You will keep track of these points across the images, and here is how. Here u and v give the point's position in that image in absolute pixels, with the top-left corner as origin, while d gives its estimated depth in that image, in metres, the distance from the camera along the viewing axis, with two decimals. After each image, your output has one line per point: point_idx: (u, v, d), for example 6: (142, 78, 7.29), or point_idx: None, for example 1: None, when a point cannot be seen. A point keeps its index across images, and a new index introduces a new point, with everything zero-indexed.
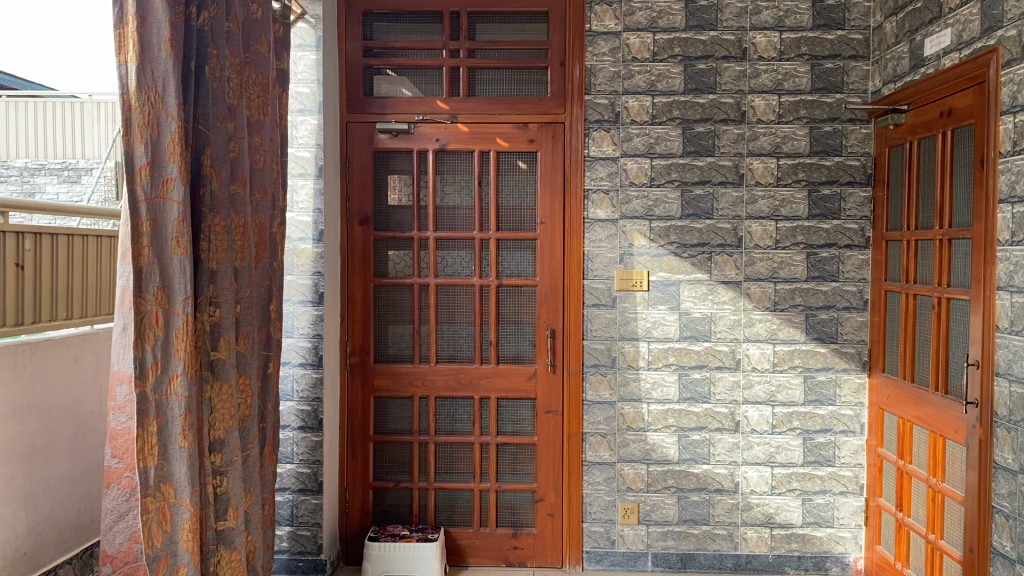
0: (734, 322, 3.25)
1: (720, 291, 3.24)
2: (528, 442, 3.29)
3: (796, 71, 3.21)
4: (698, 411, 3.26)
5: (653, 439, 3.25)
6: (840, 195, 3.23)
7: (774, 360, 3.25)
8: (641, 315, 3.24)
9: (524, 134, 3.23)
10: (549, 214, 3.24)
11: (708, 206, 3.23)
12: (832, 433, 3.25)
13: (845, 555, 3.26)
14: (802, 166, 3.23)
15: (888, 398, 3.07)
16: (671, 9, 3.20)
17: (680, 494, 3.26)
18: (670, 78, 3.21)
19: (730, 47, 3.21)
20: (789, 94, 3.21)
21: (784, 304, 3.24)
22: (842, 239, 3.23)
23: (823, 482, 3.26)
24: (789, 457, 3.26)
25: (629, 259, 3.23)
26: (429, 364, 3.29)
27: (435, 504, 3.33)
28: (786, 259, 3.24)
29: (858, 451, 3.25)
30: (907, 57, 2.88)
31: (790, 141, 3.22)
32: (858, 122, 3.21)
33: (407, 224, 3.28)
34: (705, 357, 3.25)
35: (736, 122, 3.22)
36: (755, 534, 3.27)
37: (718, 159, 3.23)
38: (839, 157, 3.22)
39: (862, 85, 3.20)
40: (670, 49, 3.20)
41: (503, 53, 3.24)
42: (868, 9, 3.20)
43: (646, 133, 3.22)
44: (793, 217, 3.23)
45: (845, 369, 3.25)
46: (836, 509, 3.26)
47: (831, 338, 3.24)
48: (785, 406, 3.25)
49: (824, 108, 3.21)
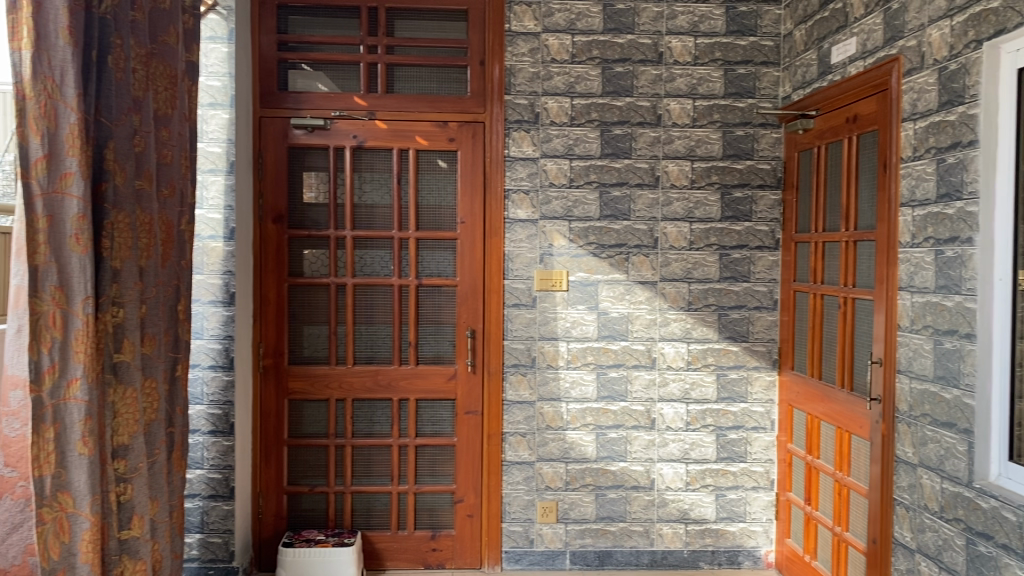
0: (651, 322, 3.30)
1: (637, 291, 3.29)
2: (447, 443, 3.26)
3: (709, 76, 3.28)
4: (615, 409, 3.29)
5: (571, 438, 3.27)
6: (751, 198, 3.31)
7: (689, 359, 3.32)
8: (560, 315, 3.26)
9: (444, 133, 3.21)
10: (469, 214, 3.22)
11: (626, 207, 3.27)
12: (744, 430, 3.34)
13: (756, 549, 3.35)
14: (715, 169, 3.30)
15: (797, 395, 3.16)
16: (589, 12, 3.22)
17: (598, 492, 3.29)
18: (589, 80, 3.24)
19: (646, 51, 3.25)
20: (703, 98, 3.28)
21: (698, 304, 3.31)
22: (753, 241, 3.32)
23: (736, 478, 3.34)
24: (702, 453, 3.32)
25: (549, 259, 3.24)
26: (345, 366, 3.23)
27: (352, 508, 3.27)
28: (700, 260, 3.30)
29: (769, 447, 3.34)
30: (815, 64, 2.98)
31: (703, 144, 3.29)
32: (769, 127, 3.30)
33: (323, 222, 3.22)
34: (622, 356, 3.29)
35: (652, 126, 3.27)
36: (671, 530, 3.32)
37: (635, 161, 3.27)
38: (750, 160, 3.31)
39: (772, 90, 3.30)
40: (588, 51, 3.23)
41: (422, 50, 3.21)
42: (779, 17, 3.29)
43: (565, 134, 3.23)
44: (706, 219, 3.30)
45: (756, 367, 3.34)
46: (747, 504, 3.34)
47: (742, 337, 3.33)
48: (698, 404, 3.32)
49: (736, 113, 3.29)
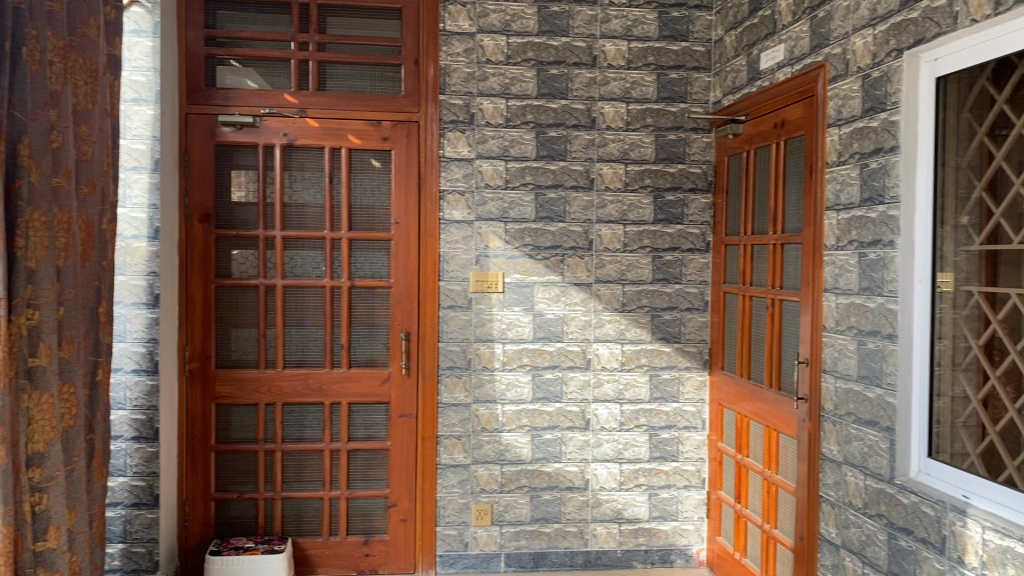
0: (585, 323, 3.31)
1: (572, 293, 3.30)
2: (381, 447, 3.22)
3: (642, 80, 3.32)
4: (550, 411, 3.30)
5: (507, 440, 3.26)
6: (683, 201, 3.36)
7: (623, 360, 3.34)
8: (495, 317, 3.25)
9: (377, 132, 3.17)
10: (403, 214, 3.19)
11: (561, 209, 3.28)
12: (676, 429, 3.38)
13: (688, 547, 3.39)
14: (648, 172, 3.34)
15: (727, 395, 3.22)
16: (523, 13, 3.23)
17: (532, 493, 3.29)
18: (524, 82, 3.24)
19: (580, 54, 3.27)
20: (636, 102, 3.31)
21: (632, 305, 3.34)
22: (685, 243, 3.36)
23: (668, 477, 3.38)
24: (636, 453, 3.35)
25: (484, 260, 3.23)
26: (275, 369, 3.16)
27: (283, 514, 3.20)
28: (634, 262, 3.33)
29: (700, 446, 3.39)
30: (744, 70, 3.03)
31: (637, 148, 3.32)
32: (700, 131, 3.36)
33: (252, 222, 3.15)
34: (557, 357, 3.30)
35: (587, 128, 3.29)
36: (604, 530, 3.34)
37: (570, 164, 3.28)
38: (682, 164, 3.36)
39: (704, 95, 3.36)
40: (523, 53, 3.23)
41: (355, 48, 3.17)
42: (710, 23, 3.35)
43: (500, 135, 3.23)
44: (639, 221, 3.34)
45: (688, 367, 3.38)
46: (679, 503, 3.39)
47: (674, 338, 3.37)
48: (632, 404, 3.35)
49: (668, 117, 3.34)
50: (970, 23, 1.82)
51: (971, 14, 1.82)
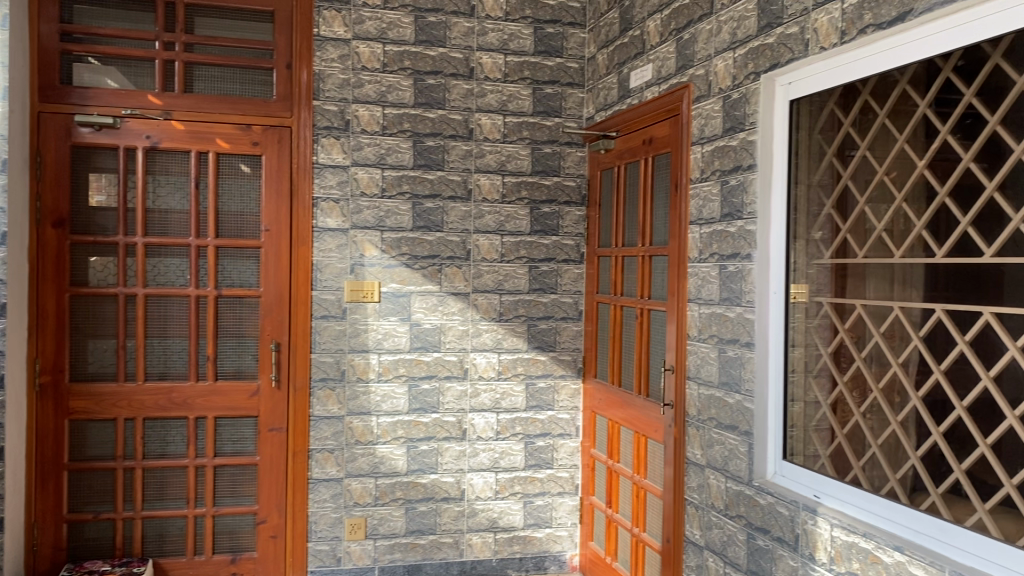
0: (463, 333, 3.32)
1: (449, 302, 3.30)
2: (249, 462, 3.11)
3: (518, 93, 3.36)
4: (426, 421, 3.28)
5: (382, 452, 3.22)
6: (558, 213, 3.43)
7: (499, 369, 3.37)
8: (371, 327, 3.21)
9: (247, 137, 3.07)
10: (274, 221, 3.11)
11: (438, 218, 3.27)
12: (551, 437, 3.43)
13: (562, 553, 3.45)
14: (524, 184, 3.38)
15: (599, 402, 3.29)
16: (400, 22, 3.21)
17: (407, 505, 3.26)
18: (400, 90, 3.22)
19: (457, 65, 3.28)
20: (512, 115, 3.36)
21: (508, 315, 3.37)
22: (560, 254, 3.43)
23: (543, 484, 3.43)
24: (511, 462, 3.38)
25: (359, 270, 3.19)
26: (136, 383, 3.01)
27: (143, 535, 3.05)
28: (510, 272, 3.37)
29: (574, 453, 3.46)
30: (615, 88, 3.12)
31: (513, 160, 3.37)
32: (574, 145, 3.44)
33: (112, 227, 3.00)
34: (434, 368, 3.29)
35: (464, 139, 3.30)
36: (480, 539, 3.35)
37: (447, 173, 3.28)
38: (557, 177, 3.42)
39: (578, 110, 3.44)
40: (399, 61, 3.21)
41: (225, 50, 3.07)
42: (583, 40, 3.44)
43: (376, 143, 3.20)
44: (516, 232, 3.37)
45: (562, 376, 3.45)
46: (553, 510, 3.44)
47: (549, 347, 3.43)
48: (508, 413, 3.38)
49: (544, 130, 3.40)
50: (819, 51, 1.94)
51: (820, 42, 1.94)
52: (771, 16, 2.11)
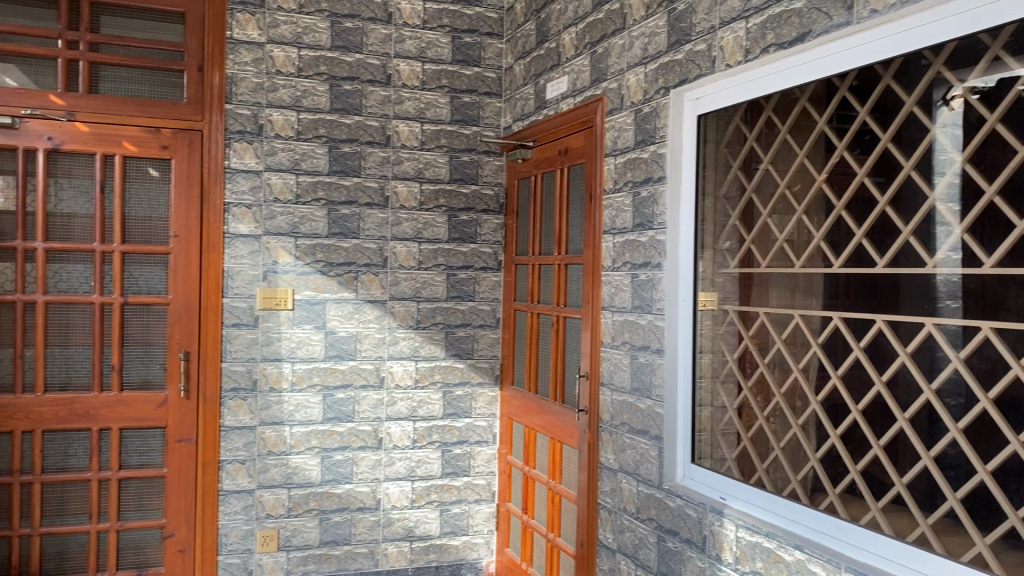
0: (379, 341, 3.30)
1: (365, 310, 3.28)
2: (156, 474, 3.02)
3: (436, 101, 3.37)
4: (341, 430, 3.24)
5: (295, 462, 3.17)
6: (476, 221, 3.45)
7: (416, 377, 3.36)
8: (284, 335, 3.16)
9: (156, 140, 2.99)
10: (184, 227, 3.03)
11: (354, 225, 3.25)
12: (467, 444, 3.44)
13: (478, 560, 3.46)
14: (442, 192, 3.39)
15: (516, 409, 3.32)
16: (316, 27, 3.18)
17: (321, 516, 3.21)
18: (316, 96, 3.19)
19: (374, 71, 3.27)
20: (430, 122, 3.36)
21: (426, 322, 3.37)
22: (477, 262, 3.45)
23: (459, 492, 3.43)
24: (428, 470, 3.37)
25: (272, 277, 3.14)
26: (34, 394, 2.89)
27: (41, 552, 2.92)
28: (428, 280, 3.37)
29: (491, 460, 3.48)
30: (532, 98, 3.16)
31: (431, 167, 3.37)
32: (492, 154, 3.47)
33: (9, 232, 2.87)
34: (349, 376, 3.25)
35: (381, 146, 3.29)
36: (395, 548, 3.32)
37: (363, 180, 3.26)
38: (475, 185, 3.45)
39: (495, 120, 3.47)
40: (315, 67, 3.18)
41: (132, 50, 2.99)
42: (501, 50, 3.47)
43: (291, 148, 3.15)
44: (433, 239, 3.37)
45: (480, 384, 3.46)
46: (470, 517, 3.44)
47: (467, 355, 3.44)
48: (425, 421, 3.37)
49: (462, 139, 3.42)
50: (725, 67, 2.02)
51: (726, 59, 2.01)
52: (680, 33, 2.18)
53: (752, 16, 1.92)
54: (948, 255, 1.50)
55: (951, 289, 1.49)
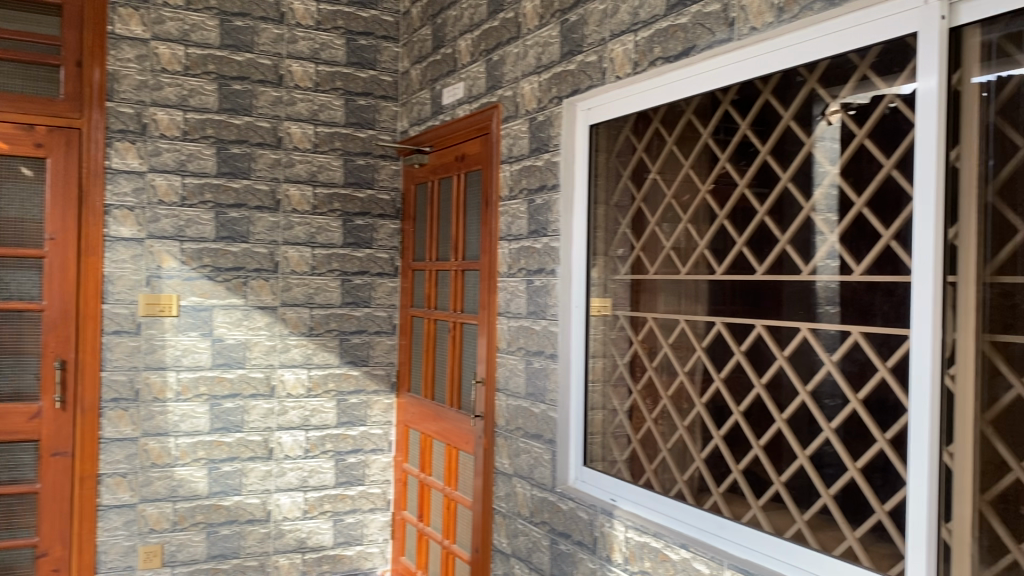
0: (270, 348, 3.22)
1: (255, 317, 3.19)
2: (28, 490, 2.85)
3: (330, 103, 3.32)
4: (229, 441, 3.15)
5: (180, 474, 3.06)
6: (372, 226, 3.42)
7: (309, 385, 3.29)
8: (169, 342, 3.04)
9: (29, 138, 2.84)
10: (60, 229, 2.88)
11: (244, 229, 3.16)
12: (362, 453, 3.40)
13: (373, 570, 3.42)
14: (337, 196, 3.34)
15: (412, 416, 3.30)
16: (204, 24, 3.09)
17: (209, 529, 3.11)
18: (204, 95, 3.09)
19: (266, 71, 3.20)
20: (324, 125, 3.31)
21: (319, 329, 3.31)
22: (373, 267, 3.42)
23: (354, 501, 3.38)
24: (321, 480, 3.31)
25: (156, 282, 3.02)
26: None
27: None
28: (321, 285, 3.31)
29: (386, 468, 3.45)
30: (428, 103, 3.15)
31: (325, 170, 3.32)
32: (388, 158, 3.45)
33: None
34: (238, 385, 3.16)
35: (272, 148, 3.21)
36: (287, 560, 3.24)
37: (254, 183, 3.18)
38: (371, 189, 3.41)
39: (391, 124, 3.45)
40: (203, 65, 3.08)
41: (2, 43, 2.83)
42: (397, 54, 3.46)
43: (176, 149, 3.04)
44: (328, 244, 3.32)
45: (375, 391, 3.43)
46: (364, 527, 3.40)
47: (362, 362, 3.40)
48: (318, 430, 3.31)
49: (357, 142, 3.38)
50: (615, 79, 2.05)
51: (616, 71, 2.05)
52: (573, 44, 2.22)
53: (641, 30, 1.96)
54: (827, 264, 1.57)
55: (830, 295, 1.56)
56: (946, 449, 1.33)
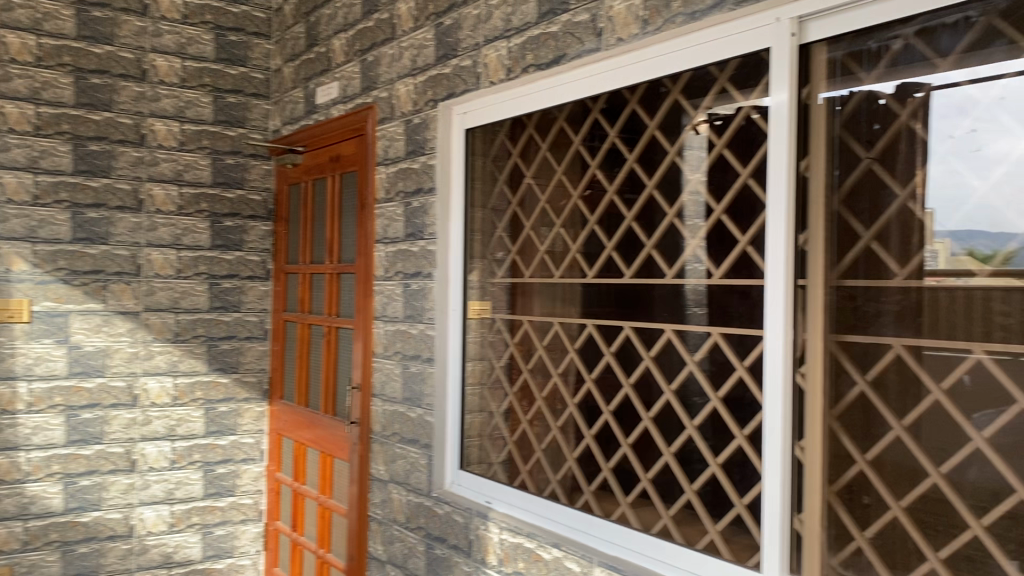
0: (132, 355, 3.06)
1: (115, 322, 3.03)
2: None
3: (197, 100, 3.20)
4: (88, 454, 2.97)
5: (32, 491, 2.85)
6: (242, 228, 3.32)
7: (175, 394, 3.16)
8: (19, 350, 2.84)
9: None
10: None
11: (103, 230, 3.00)
12: (232, 463, 3.29)
13: None
14: (204, 197, 3.22)
15: (285, 423, 3.22)
16: (58, 13, 2.91)
17: (64, 549, 2.91)
18: (58, 88, 2.91)
19: (127, 65, 3.04)
20: (190, 122, 3.19)
21: (186, 335, 3.18)
22: (244, 270, 3.32)
23: (224, 513, 3.26)
24: (189, 492, 3.17)
25: (5, 286, 2.81)
26: None
27: None
28: (188, 289, 3.18)
29: (258, 478, 3.35)
30: (301, 102, 3.09)
31: (192, 169, 3.19)
32: (259, 158, 3.36)
33: None
34: (97, 395, 2.99)
35: (134, 145, 3.06)
36: None
37: (114, 182, 3.02)
38: (241, 190, 3.32)
39: (262, 122, 3.37)
40: (57, 56, 2.90)
41: None
42: (268, 51, 3.37)
43: (27, 144, 2.85)
44: (195, 246, 3.20)
45: (247, 399, 3.33)
46: (235, 539, 3.29)
47: (232, 368, 3.29)
48: (185, 440, 3.17)
49: (226, 141, 3.28)
50: (489, 84, 2.07)
51: (490, 76, 2.06)
52: (447, 48, 2.22)
53: (513, 37, 1.98)
54: (695, 267, 1.63)
55: (698, 298, 1.62)
56: (799, 443, 1.42)
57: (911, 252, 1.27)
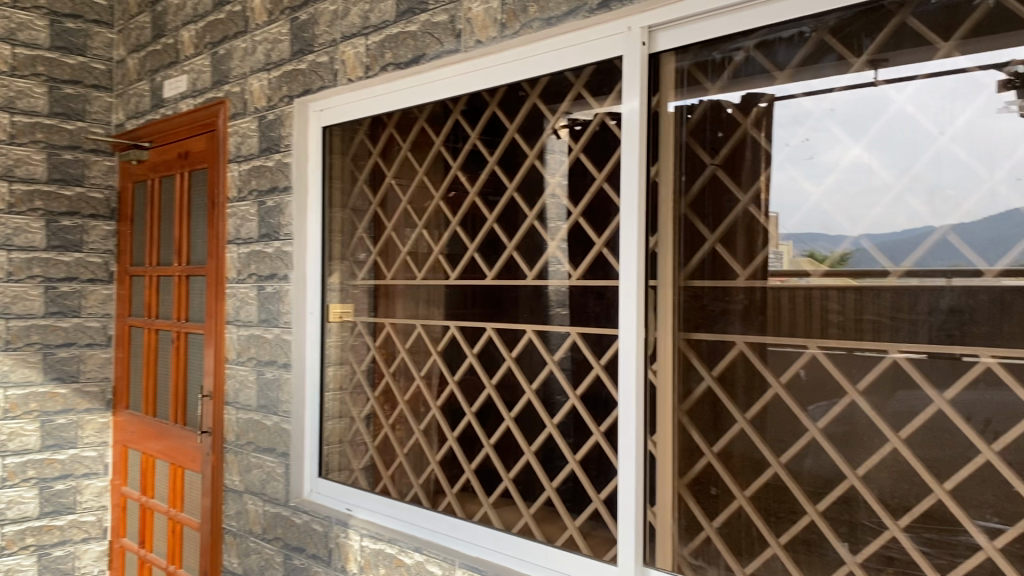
0: None
1: None
2: None
3: (30, 90, 2.96)
4: None
5: None
6: (82, 228, 3.11)
7: (6, 407, 2.89)
8: None
9: None
10: None
11: None
12: (72, 478, 3.07)
13: None
14: (38, 194, 2.98)
15: (131, 434, 3.04)
16: None
17: None
18: None
19: None
20: (22, 114, 2.93)
21: (18, 342, 2.93)
22: (83, 273, 3.11)
23: (63, 533, 3.04)
24: (21, 511, 2.91)
25: None
26: None
27: None
28: (20, 293, 2.93)
29: (102, 493, 3.15)
30: (147, 95, 2.93)
31: (23, 164, 2.94)
32: (101, 154, 3.17)
33: None
34: None
35: None
36: None
37: None
38: (80, 187, 3.11)
39: (104, 116, 3.17)
40: None
41: None
42: (110, 41, 3.18)
43: None
44: (28, 247, 2.95)
45: (88, 410, 3.12)
46: (76, 559, 3.08)
47: (71, 378, 3.08)
48: (17, 456, 2.91)
49: (64, 135, 3.06)
50: (346, 82, 2.02)
51: (347, 74, 2.01)
52: (303, 43, 2.16)
53: (372, 34, 1.94)
54: (557, 268, 1.66)
55: (560, 298, 1.66)
56: (651, 437, 1.46)
57: (754, 254, 1.35)
